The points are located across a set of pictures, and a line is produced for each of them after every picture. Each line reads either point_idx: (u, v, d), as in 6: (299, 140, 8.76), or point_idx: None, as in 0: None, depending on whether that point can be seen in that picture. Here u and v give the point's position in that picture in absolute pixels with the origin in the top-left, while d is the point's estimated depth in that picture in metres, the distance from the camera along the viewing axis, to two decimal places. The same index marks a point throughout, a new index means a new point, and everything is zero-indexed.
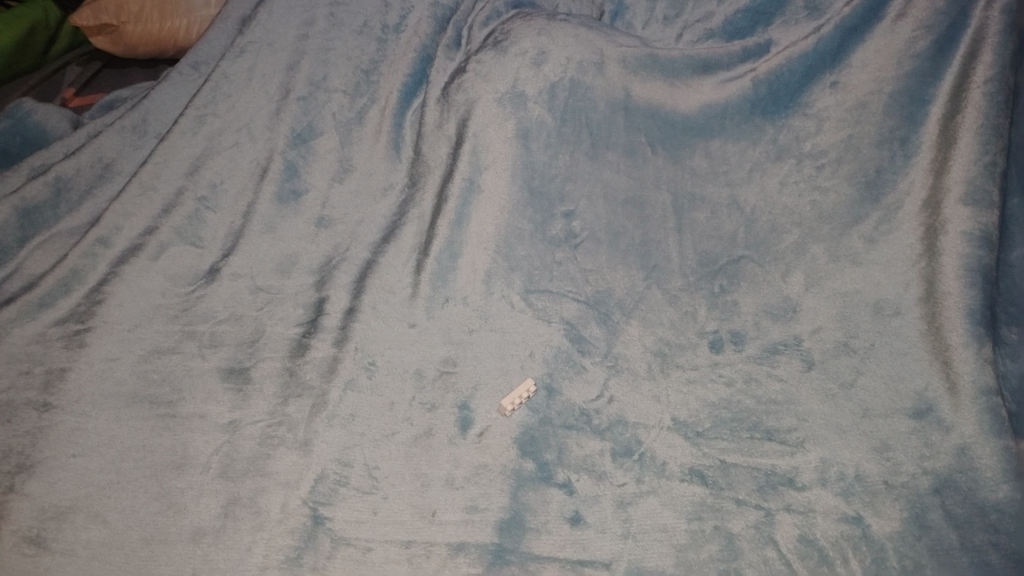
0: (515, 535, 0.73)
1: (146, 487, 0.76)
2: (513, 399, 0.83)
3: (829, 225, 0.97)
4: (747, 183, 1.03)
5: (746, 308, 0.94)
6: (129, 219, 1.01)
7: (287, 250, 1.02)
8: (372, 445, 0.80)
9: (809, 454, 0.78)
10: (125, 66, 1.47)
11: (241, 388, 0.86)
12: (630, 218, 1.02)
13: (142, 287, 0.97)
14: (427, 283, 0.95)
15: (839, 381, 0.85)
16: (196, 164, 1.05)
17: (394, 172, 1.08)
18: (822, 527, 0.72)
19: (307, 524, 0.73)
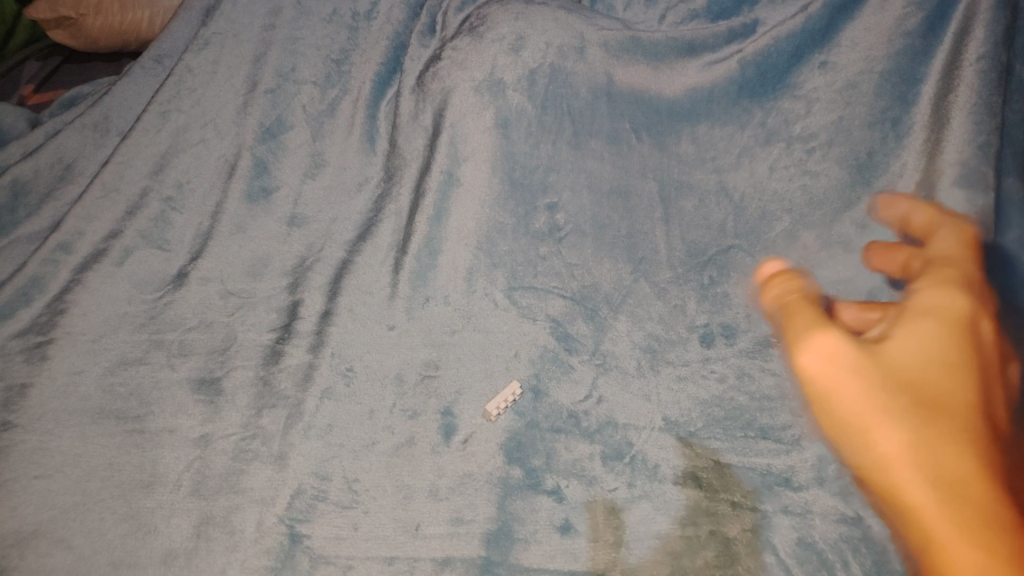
0: (504, 547, 0.70)
1: (114, 508, 0.72)
2: (499, 403, 0.80)
3: (820, 211, 0.94)
4: (735, 170, 1.00)
5: (738, 299, 0.90)
6: (91, 223, 0.96)
7: (258, 252, 0.98)
8: (352, 456, 0.77)
9: (805, 452, 0.74)
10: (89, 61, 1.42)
11: (213, 399, 0.82)
12: (616, 208, 0.98)
13: (109, 295, 0.92)
14: (406, 283, 0.91)
15: None
16: (161, 163, 1.01)
17: (370, 166, 1.03)
18: (819, 529, 0.69)
19: (284, 543, 0.70)
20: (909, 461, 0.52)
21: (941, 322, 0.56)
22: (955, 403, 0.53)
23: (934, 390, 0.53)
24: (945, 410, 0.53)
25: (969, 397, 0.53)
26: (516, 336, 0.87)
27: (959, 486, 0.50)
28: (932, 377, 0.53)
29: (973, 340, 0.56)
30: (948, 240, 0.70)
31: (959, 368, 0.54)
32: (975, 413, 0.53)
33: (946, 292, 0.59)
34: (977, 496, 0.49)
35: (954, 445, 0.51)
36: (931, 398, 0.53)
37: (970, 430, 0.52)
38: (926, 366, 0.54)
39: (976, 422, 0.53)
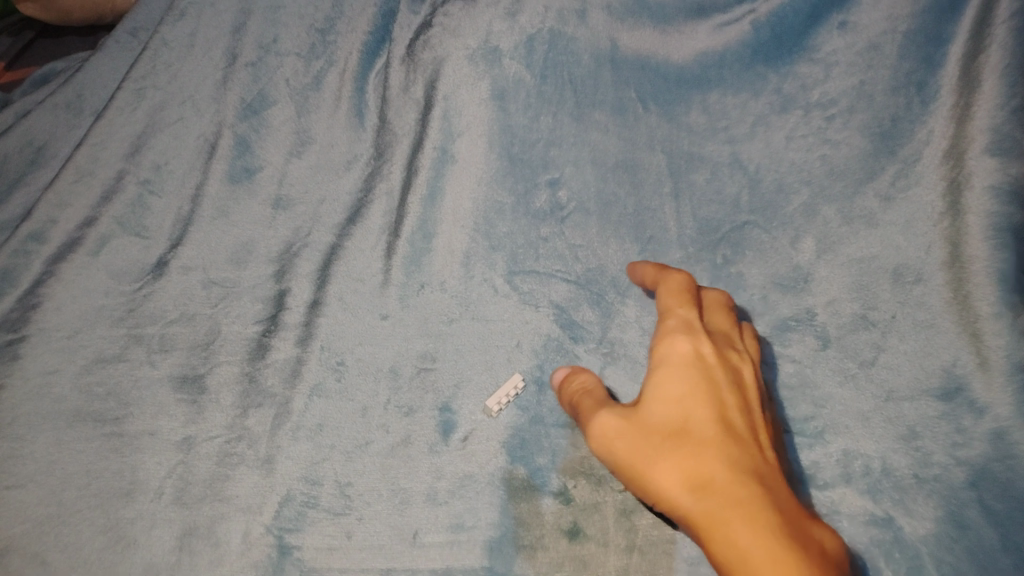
0: (509, 555, 0.67)
1: (92, 520, 0.68)
2: (500, 398, 0.74)
3: (841, 181, 0.87)
4: (749, 140, 0.92)
5: (753, 281, 0.85)
6: (64, 210, 0.90)
7: (242, 237, 0.90)
8: (344, 458, 0.72)
9: (829, 446, 0.71)
10: (61, 34, 1.35)
11: (196, 399, 0.77)
12: (622, 183, 0.91)
13: (85, 287, 0.86)
14: (400, 268, 0.87)
15: (859, 359, 0.76)
16: (137, 143, 0.94)
17: (358, 143, 0.94)
18: (847, 531, 0.67)
19: (273, 556, 0.67)
20: (693, 477, 0.57)
21: (667, 371, 0.63)
22: (700, 433, 0.59)
23: (681, 420, 0.60)
24: (685, 441, 0.59)
25: (710, 417, 0.59)
26: (516, 324, 0.82)
27: (706, 495, 0.56)
28: (686, 409, 0.60)
29: (705, 373, 0.62)
30: (671, 290, 0.70)
31: (693, 398, 0.61)
32: (718, 436, 0.58)
33: (669, 339, 0.65)
34: (753, 495, 0.55)
35: (719, 458, 0.57)
36: (689, 428, 0.59)
37: (728, 446, 0.58)
38: (683, 405, 0.60)
39: (713, 450, 0.58)
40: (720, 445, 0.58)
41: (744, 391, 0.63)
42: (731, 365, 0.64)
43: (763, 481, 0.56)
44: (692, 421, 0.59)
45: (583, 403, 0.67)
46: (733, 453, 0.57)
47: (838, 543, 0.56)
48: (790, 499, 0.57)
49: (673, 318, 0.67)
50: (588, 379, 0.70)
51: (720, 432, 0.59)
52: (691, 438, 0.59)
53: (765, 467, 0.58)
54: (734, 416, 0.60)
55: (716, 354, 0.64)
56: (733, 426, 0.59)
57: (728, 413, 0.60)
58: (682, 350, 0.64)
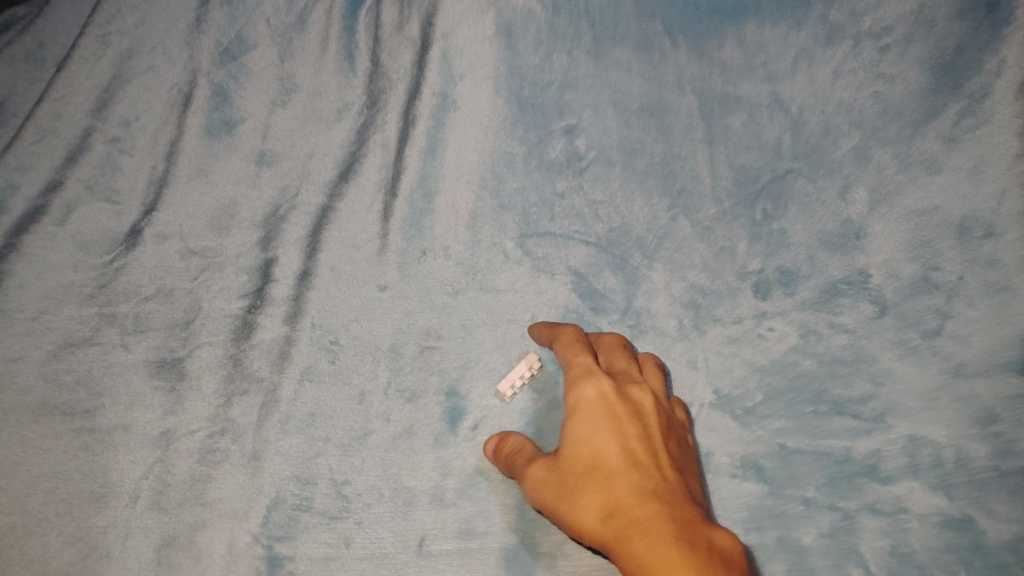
0: (526, 565, 0.59)
1: (60, 529, 0.61)
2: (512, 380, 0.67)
3: (896, 123, 0.76)
4: (791, 77, 0.81)
5: (797, 239, 0.74)
6: (26, 174, 0.80)
7: (223, 198, 0.79)
8: (340, 453, 0.64)
9: (891, 432, 0.61)
10: None
11: (175, 386, 0.69)
12: (648, 128, 0.81)
13: (49, 261, 0.76)
14: (398, 232, 0.77)
15: (921, 329, 0.66)
16: (103, 98, 0.83)
17: (350, 90, 0.83)
18: (918, 535, 0.57)
19: (261, 570, 0.59)
20: (602, 509, 0.52)
21: (581, 417, 0.57)
22: (609, 467, 0.54)
23: (589, 451, 0.55)
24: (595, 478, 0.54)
25: (614, 448, 0.55)
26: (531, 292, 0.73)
27: (614, 523, 0.51)
28: (595, 445, 0.56)
29: (610, 409, 0.57)
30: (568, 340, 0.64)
31: (601, 434, 0.56)
32: (624, 466, 0.54)
33: (572, 386, 0.60)
34: (658, 514, 0.51)
35: (627, 484, 0.53)
36: (599, 463, 0.55)
37: (634, 473, 0.54)
38: (592, 440, 0.56)
39: (624, 480, 0.53)
40: (629, 474, 0.54)
41: (649, 421, 0.58)
42: (637, 398, 0.59)
43: (669, 501, 0.52)
44: (600, 456, 0.55)
45: (517, 460, 0.59)
46: (640, 479, 0.53)
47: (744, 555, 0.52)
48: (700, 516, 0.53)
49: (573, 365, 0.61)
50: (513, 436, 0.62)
51: (626, 461, 0.54)
52: (601, 472, 0.54)
53: (674, 488, 0.54)
54: (641, 444, 0.56)
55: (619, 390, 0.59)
56: (640, 453, 0.55)
57: (633, 442, 0.56)
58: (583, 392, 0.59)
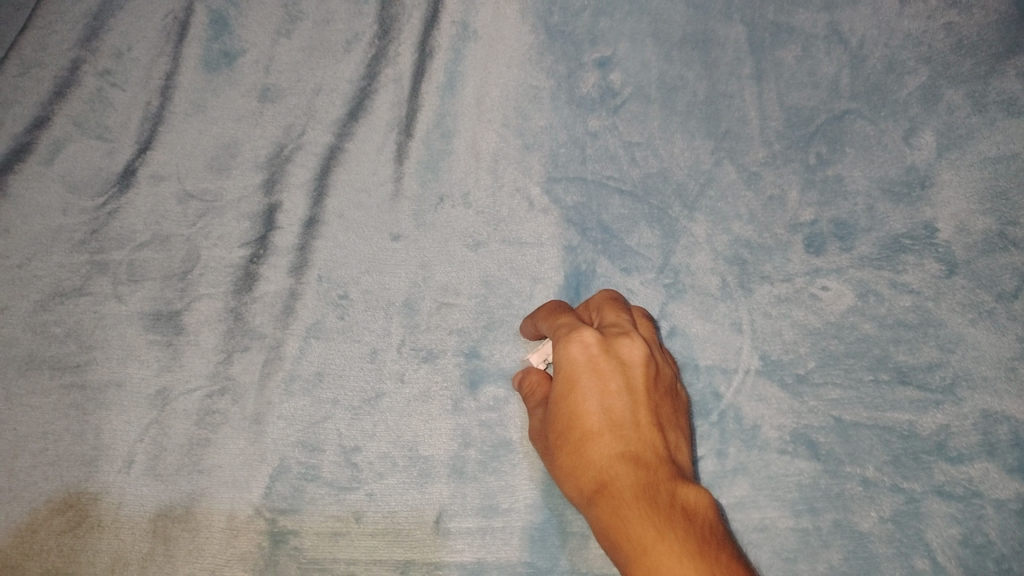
0: (553, 547, 0.54)
1: (48, 494, 0.56)
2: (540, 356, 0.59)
3: (971, 59, 0.69)
4: (852, 5, 0.73)
5: (856, 187, 0.66)
6: (11, 108, 0.72)
7: (224, 137, 0.72)
8: (350, 417, 0.59)
9: (962, 405, 0.56)
10: None
11: (172, 341, 0.63)
12: (691, 63, 0.73)
13: (36, 203, 0.69)
14: (414, 176, 0.70)
15: (996, 291, 0.60)
16: (93, 26, 0.76)
17: (360, 17, 0.75)
18: (993, 523, 0.52)
19: (265, 547, 0.55)
20: (577, 474, 0.50)
21: (560, 371, 0.53)
22: (586, 428, 0.51)
23: (568, 409, 0.52)
24: (574, 440, 0.51)
25: (592, 407, 0.51)
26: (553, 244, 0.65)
27: (588, 486, 0.49)
28: (572, 400, 0.52)
29: (591, 361, 0.52)
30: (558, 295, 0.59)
31: (579, 389, 0.52)
32: (601, 427, 0.50)
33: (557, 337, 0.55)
34: (626, 478, 0.47)
35: (602, 445, 0.50)
36: (577, 424, 0.51)
37: (609, 433, 0.50)
38: (570, 399, 0.52)
39: (600, 442, 0.50)
40: (605, 436, 0.50)
41: (635, 373, 0.52)
42: (624, 346, 0.53)
43: (642, 463, 0.48)
44: (577, 417, 0.51)
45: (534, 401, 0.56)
46: (614, 440, 0.50)
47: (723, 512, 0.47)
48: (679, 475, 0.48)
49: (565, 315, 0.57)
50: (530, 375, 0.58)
51: (604, 420, 0.51)
52: (576, 434, 0.51)
53: (651, 446, 0.50)
54: (620, 398, 0.51)
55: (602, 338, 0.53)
56: (620, 408, 0.51)
57: (612, 396, 0.51)
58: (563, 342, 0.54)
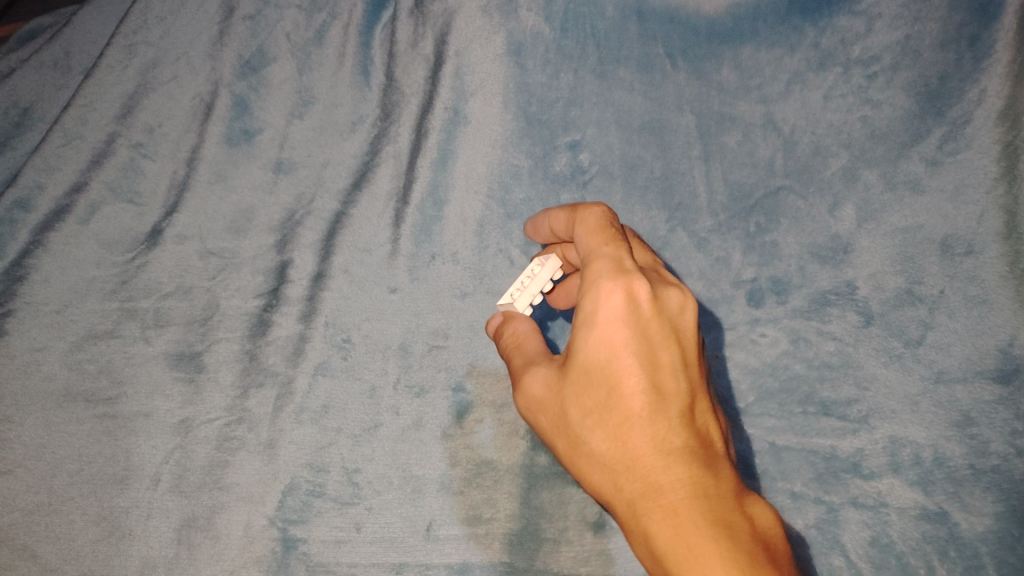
0: (529, 551, 0.65)
1: (84, 509, 0.67)
2: (534, 295, 0.68)
3: (882, 145, 0.78)
4: (784, 98, 0.83)
5: (788, 250, 0.77)
6: (53, 175, 0.81)
7: (242, 203, 0.81)
8: (352, 443, 0.70)
9: (875, 431, 0.67)
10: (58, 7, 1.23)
11: (194, 377, 0.73)
12: (648, 146, 0.84)
13: (73, 257, 0.78)
14: (409, 238, 0.80)
15: (905, 337, 0.70)
16: (129, 105, 0.84)
17: (364, 103, 0.85)
18: (898, 527, 0.64)
19: (277, 551, 0.66)
20: (618, 458, 0.56)
21: (604, 332, 0.56)
22: (629, 408, 0.56)
23: (605, 382, 0.56)
24: (616, 421, 0.56)
25: (638, 384, 0.56)
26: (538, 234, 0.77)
27: (630, 483, 0.55)
28: (611, 371, 0.56)
29: (639, 326, 0.57)
30: (590, 228, 0.62)
31: (623, 358, 0.56)
32: (645, 410, 0.56)
33: (594, 284, 0.58)
34: (681, 481, 0.53)
35: (645, 433, 0.55)
36: (619, 401, 0.56)
37: (653, 418, 0.56)
38: (612, 368, 0.56)
39: (646, 427, 0.56)
40: (649, 421, 0.56)
41: (684, 343, 0.59)
42: (664, 306, 0.59)
43: (691, 456, 0.55)
44: (620, 393, 0.56)
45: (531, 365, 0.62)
46: (658, 428, 0.56)
47: (776, 517, 0.55)
48: (722, 470, 0.55)
49: (596, 257, 0.60)
50: (519, 327, 0.66)
51: (649, 401, 0.56)
52: (618, 416, 0.56)
53: (693, 438, 0.56)
54: (666, 378, 0.57)
55: (651, 299, 0.57)
56: (662, 386, 0.56)
57: (657, 372, 0.57)
58: (608, 297, 0.57)
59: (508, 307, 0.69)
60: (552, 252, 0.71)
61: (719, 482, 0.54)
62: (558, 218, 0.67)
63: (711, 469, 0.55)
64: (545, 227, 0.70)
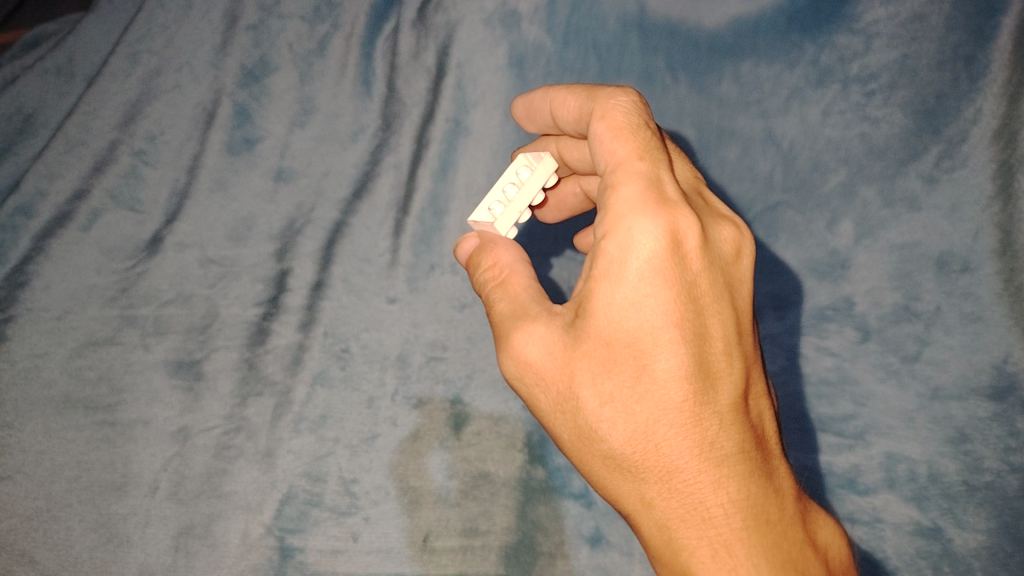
0: (526, 563, 0.67)
1: (83, 515, 0.68)
2: (521, 211, 0.65)
3: (880, 162, 0.77)
4: (784, 114, 0.81)
5: (787, 265, 0.78)
6: (54, 182, 0.81)
7: (242, 211, 0.80)
8: (350, 453, 0.70)
9: (871, 448, 0.69)
10: None
11: (193, 386, 0.73)
12: None
13: (74, 264, 0.78)
14: (409, 248, 0.80)
15: (902, 353, 0.71)
16: (131, 112, 0.83)
17: (365, 113, 0.84)
18: (892, 542, 0.66)
19: (275, 559, 0.67)
20: (652, 464, 0.53)
21: (637, 294, 0.51)
22: (663, 399, 0.52)
23: (635, 360, 0.52)
24: (648, 412, 0.52)
25: (675, 366, 0.52)
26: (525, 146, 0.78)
27: (668, 501, 0.53)
28: (643, 347, 0.52)
29: (684, 285, 0.52)
30: (614, 127, 0.57)
31: (661, 334, 0.51)
32: (687, 405, 0.52)
33: (626, 219, 0.52)
34: (734, 508, 0.54)
35: (688, 437, 0.53)
36: (653, 388, 0.52)
37: (699, 414, 0.53)
38: (646, 343, 0.52)
39: (683, 423, 0.52)
40: (692, 422, 0.53)
41: (738, 308, 0.55)
42: (713, 249, 0.55)
43: (744, 470, 0.54)
44: (654, 377, 0.52)
45: (530, 316, 0.57)
46: (705, 429, 0.53)
47: (835, 530, 0.60)
48: (766, 471, 0.56)
49: (627, 173, 0.55)
50: (502, 257, 0.61)
51: (691, 393, 0.52)
52: (652, 412, 0.52)
53: (743, 442, 0.54)
54: (713, 360, 0.53)
55: (700, 244, 0.53)
56: (709, 370, 0.53)
57: (704, 349, 0.52)
58: (644, 241, 0.52)
59: (485, 225, 0.65)
60: (545, 142, 0.73)
61: (773, 496, 0.55)
62: (569, 104, 0.62)
63: (758, 477, 0.55)
64: (544, 109, 0.66)
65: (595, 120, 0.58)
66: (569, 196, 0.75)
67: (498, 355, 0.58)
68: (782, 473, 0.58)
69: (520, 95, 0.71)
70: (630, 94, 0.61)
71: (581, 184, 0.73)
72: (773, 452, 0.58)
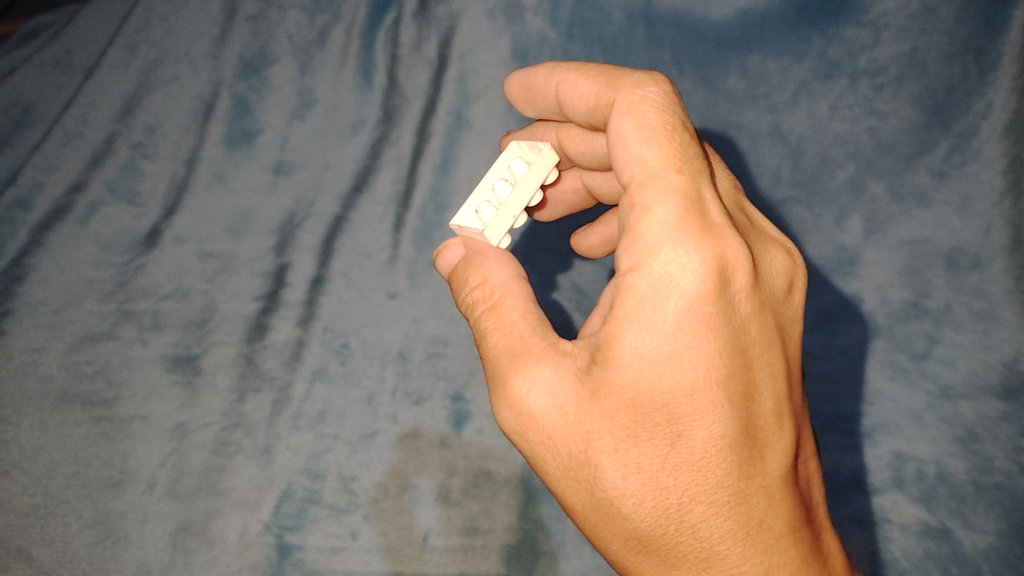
0: (527, 562, 0.66)
1: (79, 511, 0.68)
2: (515, 217, 0.62)
3: (889, 156, 0.76)
4: (792, 109, 0.80)
5: None
6: (52, 174, 0.80)
7: (241, 205, 0.79)
8: (349, 450, 0.70)
9: (878, 447, 0.68)
10: None
11: (190, 381, 0.72)
12: None
13: (72, 257, 0.77)
14: (409, 243, 0.79)
15: (911, 351, 0.71)
16: (129, 103, 0.82)
17: (365, 106, 0.82)
18: (901, 543, 0.65)
19: (273, 557, 0.66)
20: (690, 550, 0.52)
21: (675, 346, 0.49)
22: (705, 472, 0.51)
23: (669, 422, 0.50)
24: (686, 483, 0.51)
25: (715, 433, 0.50)
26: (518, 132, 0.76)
27: None
28: (677, 412, 0.50)
29: (733, 333, 0.50)
30: (642, 125, 0.54)
31: (702, 393, 0.50)
32: (730, 479, 0.51)
33: (654, 255, 0.50)
34: None
35: (733, 520, 0.52)
36: (688, 455, 0.50)
37: (745, 490, 0.51)
38: (685, 405, 0.50)
39: (726, 500, 0.51)
40: (740, 501, 0.51)
41: (788, 359, 0.54)
42: (763, 287, 0.53)
43: (794, 549, 0.54)
44: (691, 441, 0.50)
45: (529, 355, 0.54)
46: (752, 508, 0.52)
47: None
48: (817, 550, 0.56)
49: (658, 185, 0.52)
50: (492, 274, 0.58)
51: (735, 467, 0.51)
52: (693, 485, 0.51)
53: (792, 519, 0.54)
54: (761, 425, 0.52)
55: (750, 284, 0.51)
56: (755, 437, 0.51)
57: (752, 413, 0.51)
58: (683, 281, 0.49)
59: (474, 231, 0.62)
60: (546, 126, 0.72)
61: None
62: (584, 91, 0.60)
63: (808, 558, 0.54)
64: (548, 91, 0.65)
65: (620, 114, 0.55)
66: (570, 189, 0.75)
67: (496, 402, 0.55)
68: (833, 548, 0.58)
69: (518, 71, 0.69)
70: (659, 84, 0.58)
71: (582, 178, 0.73)
72: (818, 519, 0.58)
